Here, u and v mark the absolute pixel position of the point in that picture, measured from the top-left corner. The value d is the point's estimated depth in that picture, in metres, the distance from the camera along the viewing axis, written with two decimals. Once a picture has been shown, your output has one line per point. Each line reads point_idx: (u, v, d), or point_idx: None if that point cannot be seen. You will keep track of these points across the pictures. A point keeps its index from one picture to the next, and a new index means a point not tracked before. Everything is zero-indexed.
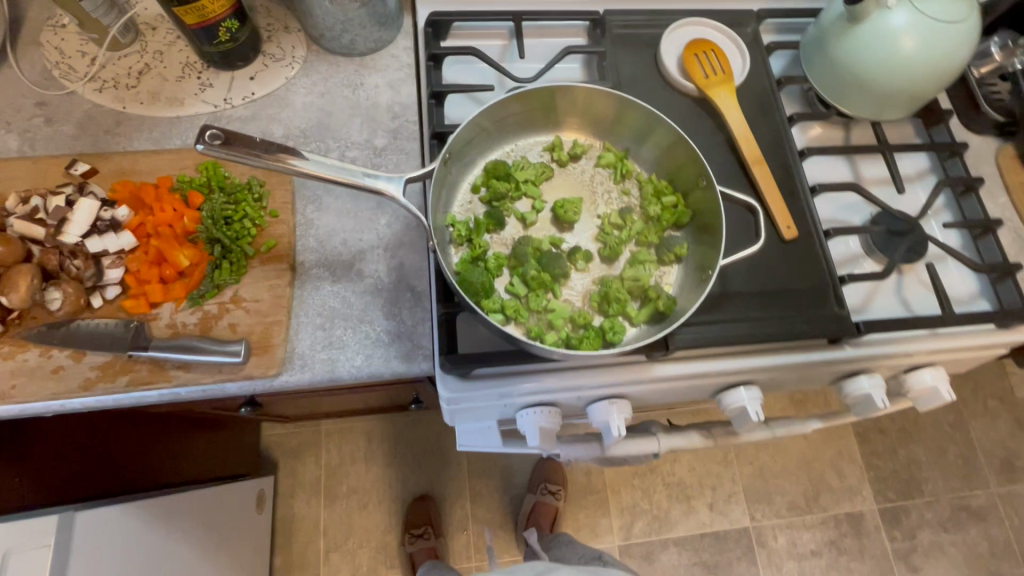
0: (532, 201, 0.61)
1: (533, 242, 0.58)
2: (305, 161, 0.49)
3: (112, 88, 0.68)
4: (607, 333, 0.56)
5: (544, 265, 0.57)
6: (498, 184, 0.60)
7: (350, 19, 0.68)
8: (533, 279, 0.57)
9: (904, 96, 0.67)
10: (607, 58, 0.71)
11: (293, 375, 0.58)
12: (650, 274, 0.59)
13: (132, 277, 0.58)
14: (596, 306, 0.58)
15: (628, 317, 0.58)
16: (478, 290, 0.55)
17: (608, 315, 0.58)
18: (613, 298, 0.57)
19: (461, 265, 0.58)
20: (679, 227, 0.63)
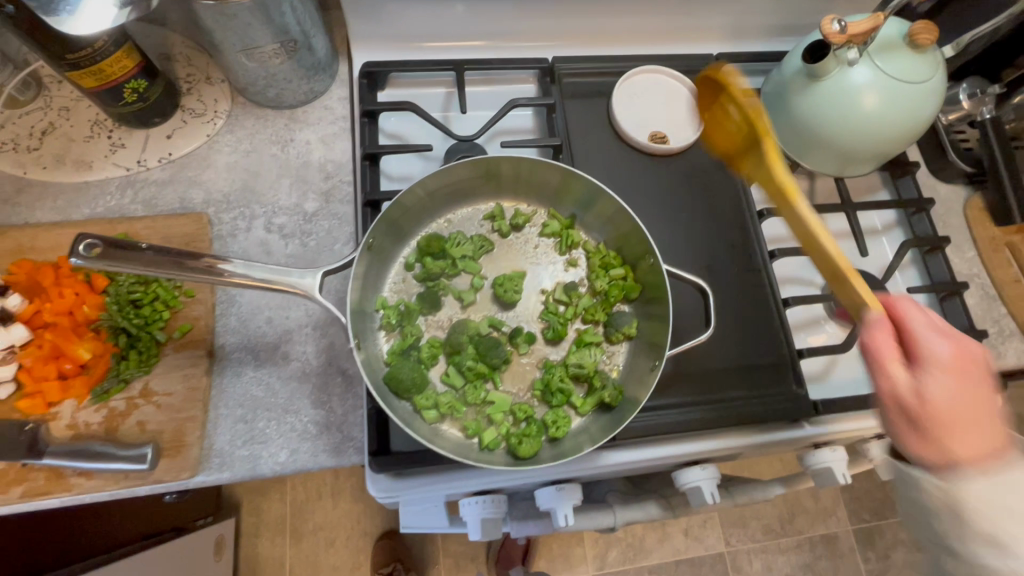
0: (471, 276, 0.57)
1: (468, 328, 0.54)
2: (233, 266, 0.46)
3: (12, 151, 0.62)
4: (550, 427, 0.52)
5: (481, 356, 0.53)
6: (432, 263, 0.56)
7: (274, 74, 0.62)
8: (470, 371, 0.53)
9: (865, 154, 0.63)
10: (556, 110, 0.67)
11: (211, 476, 0.53)
12: (597, 358, 0.55)
13: (27, 374, 0.53)
14: (539, 397, 0.53)
15: (574, 406, 0.54)
16: (408, 388, 0.51)
17: (552, 405, 0.53)
18: (557, 389, 0.53)
19: (392, 357, 0.54)
20: (629, 301, 0.59)
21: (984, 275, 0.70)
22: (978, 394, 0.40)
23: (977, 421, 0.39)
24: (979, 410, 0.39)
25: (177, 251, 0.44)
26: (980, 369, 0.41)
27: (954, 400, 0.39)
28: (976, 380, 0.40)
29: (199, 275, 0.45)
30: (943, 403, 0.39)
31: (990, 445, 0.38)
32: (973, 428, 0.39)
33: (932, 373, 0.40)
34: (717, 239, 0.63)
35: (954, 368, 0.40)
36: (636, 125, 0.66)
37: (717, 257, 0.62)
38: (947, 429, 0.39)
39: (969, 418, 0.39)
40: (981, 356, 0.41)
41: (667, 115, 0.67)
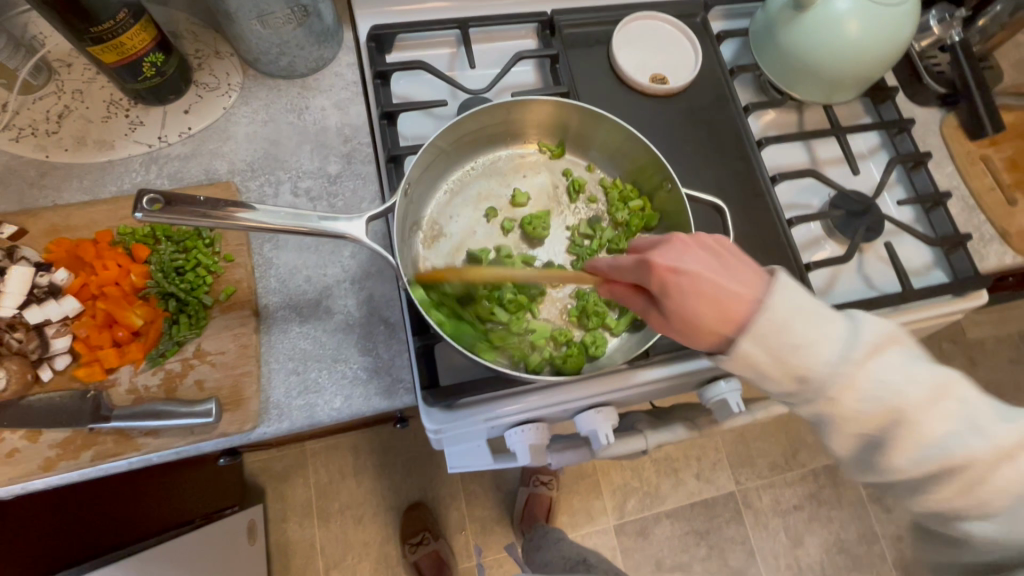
0: (500, 220, 0.61)
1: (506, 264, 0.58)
2: (254, 214, 0.47)
3: (31, 136, 0.62)
4: (590, 346, 0.58)
5: (519, 288, 0.58)
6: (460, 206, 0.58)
7: (286, 42, 0.63)
8: (511, 303, 0.57)
9: (851, 79, 0.68)
10: (560, 60, 0.69)
11: (272, 426, 0.56)
12: None
13: (83, 344, 0.55)
14: (575, 322, 0.59)
15: (608, 327, 0.60)
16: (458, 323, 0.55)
17: (588, 328, 0.59)
18: (593, 313, 0.58)
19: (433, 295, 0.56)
20: (649, 230, 0.63)
21: (963, 187, 0.75)
22: (704, 282, 0.42)
23: (726, 305, 0.42)
24: (721, 300, 0.42)
25: (204, 200, 0.45)
26: (690, 263, 0.43)
27: (715, 290, 0.42)
28: (690, 281, 0.43)
29: (223, 221, 0.46)
30: (690, 307, 0.43)
31: (736, 303, 0.42)
32: (725, 316, 0.42)
33: (664, 295, 0.44)
34: (722, 168, 0.67)
35: (664, 286, 0.43)
36: (637, 69, 0.70)
37: (724, 184, 0.66)
38: (697, 332, 0.43)
39: (716, 308, 0.42)
40: (662, 271, 0.43)
41: (664, 58, 0.71)
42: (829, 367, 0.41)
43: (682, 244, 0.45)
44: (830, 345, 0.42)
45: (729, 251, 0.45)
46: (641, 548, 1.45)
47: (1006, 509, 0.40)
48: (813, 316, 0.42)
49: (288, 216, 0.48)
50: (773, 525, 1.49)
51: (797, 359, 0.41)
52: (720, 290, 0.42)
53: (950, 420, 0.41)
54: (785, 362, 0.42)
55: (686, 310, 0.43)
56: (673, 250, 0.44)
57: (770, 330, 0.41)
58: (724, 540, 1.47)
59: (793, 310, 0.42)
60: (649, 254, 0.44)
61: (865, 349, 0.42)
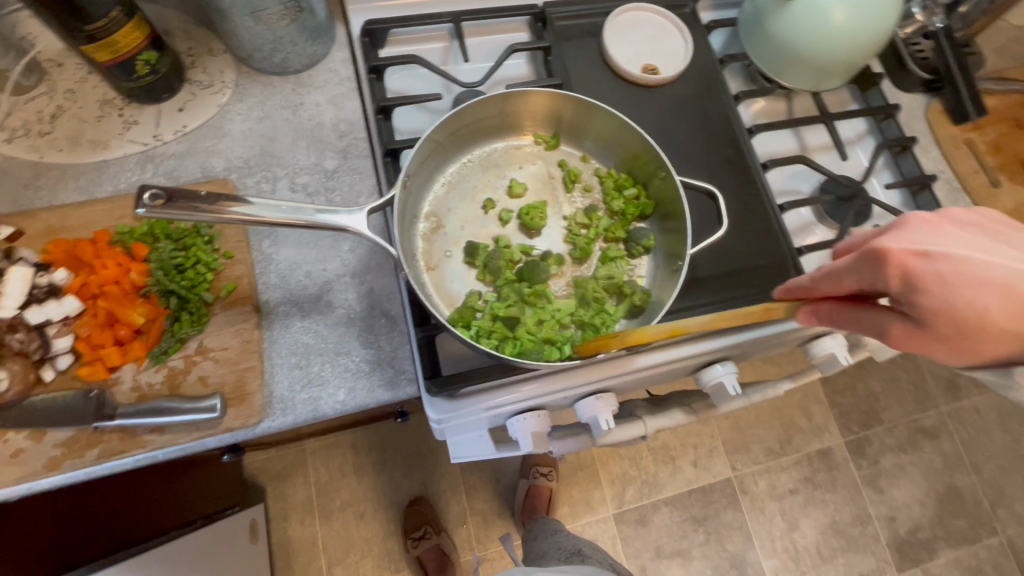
0: (498, 211, 0.62)
1: (506, 257, 0.59)
2: (247, 206, 0.46)
3: (24, 137, 0.62)
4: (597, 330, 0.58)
5: (522, 277, 0.58)
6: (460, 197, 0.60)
7: (280, 38, 0.63)
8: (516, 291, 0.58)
9: (838, 66, 0.69)
10: (553, 53, 0.70)
11: (276, 420, 0.56)
12: (623, 270, 0.61)
13: (85, 343, 0.55)
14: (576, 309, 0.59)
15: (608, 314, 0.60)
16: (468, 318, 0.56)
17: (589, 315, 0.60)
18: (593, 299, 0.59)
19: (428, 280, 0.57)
20: (645, 218, 0.64)
21: (949, 170, 0.77)
22: (972, 266, 0.37)
23: (1014, 290, 0.37)
24: (991, 287, 0.37)
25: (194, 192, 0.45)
26: (942, 245, 0.38)
27: (991, 278, 0.37)
28: (947, 266, 0.37)
29: (216, 215, 0.46)
30: (956, 304, 0.37)
31: (1014, 284, 0.37)
32: (1019, 302, 0.37)
33: (909, 291, 0.39)
34: (714, 156, 0.68)
35: (919, 279, 0.38)
36: (628, 60, 0.71)
37: (716, 172, 0.67)
38: (987, 327, 0.37)
39: (998, 292, 0.37)
40: (914, 261, 0.38)
41: (655, 48, 0.72)
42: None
43: (914, 229, 0.40)
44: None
45: (981, 228, 0.40)
46: (640, 536, 1.47)
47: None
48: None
49: (281, 209, 0.48)
50: (770, 510, 1.52)
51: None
52: (991, 278, 0.37)
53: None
54: None
55: (954, 312, 0.38)
56: (912, 237, 0.39)
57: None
58: (722, 526, 1.49)
59: None
60: (881, 242, 0.39)
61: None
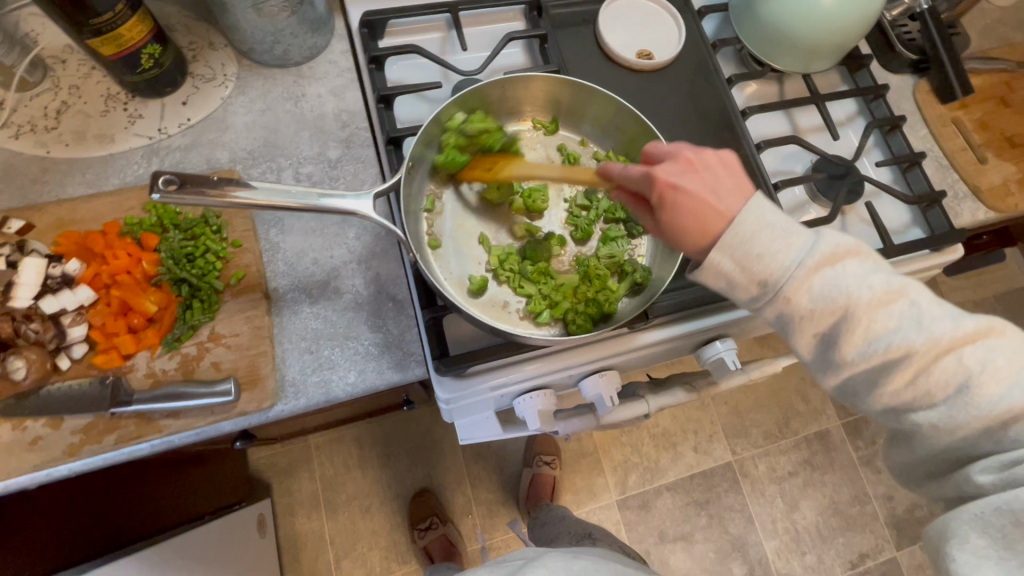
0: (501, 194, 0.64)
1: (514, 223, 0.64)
2: (255, 191, 0.48)
3: (30, 133, 0.63)
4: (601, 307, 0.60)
5: (534, 256, 0.61)
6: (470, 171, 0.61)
7: (281, 30, 0.64)
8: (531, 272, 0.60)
9: (828, 47, 0.71)
10: (548, 40, 0.71)
11: (289, 403, 0.57)
12: (624, 249, 0.63)
13: (99, 331, 0.56)
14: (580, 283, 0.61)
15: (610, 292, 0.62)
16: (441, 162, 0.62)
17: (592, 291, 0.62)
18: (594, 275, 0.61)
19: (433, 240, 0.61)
20: None
21: (937, 148, 0.79)
22: (697, 196, 0.47)
23: (711, 218, 0.46)
24: (697, 212, 0.47)
25: (201, 176, 0.46)
26: (691, 178, 0.48)
27: (695, 206, 0.47)
28: (679, 194, 0.47)
29: (226, 200, 0.47)
30: (675, 219, 0.48)
31: (713, 219, 0.46)
32: (708, 225, 0.47)
33: (657, 205, 0.49)
34: (709, 138, 0.70)
35: (661, 196, 0.48)
36: (623, 45, 0.72)
37: None
38: (679, 241, 0.48)
39: (698, 218, 0.47)
40: (662, 180, 0.48)
41: (649, 33, 0.73)
42: (786, 271, 0.44)
43: (686, 164, 0.48)
44: (786, 252, 0.45)
45: (730, 173, 0.48)
46: (644, 521, 1.48)
47: (947, 398, 0.43)
48: (758, 234, 0.45)
49: (285, 193, 0.49)
50: (770, 492, 1.54)
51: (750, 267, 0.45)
52: (697, 207, 0.47)
53: (897, 320, 0.44)
54: (745, 270, 0.46)
55: (671, 225, 0.48)
56: (676, 166, 0.48)
57: (734, 246, 0.45)
58: (724, 509, 1.51)
59: (754, 229, 0.45)
60: (656, 167, 0.49)
61: (820, 259, 0.45)
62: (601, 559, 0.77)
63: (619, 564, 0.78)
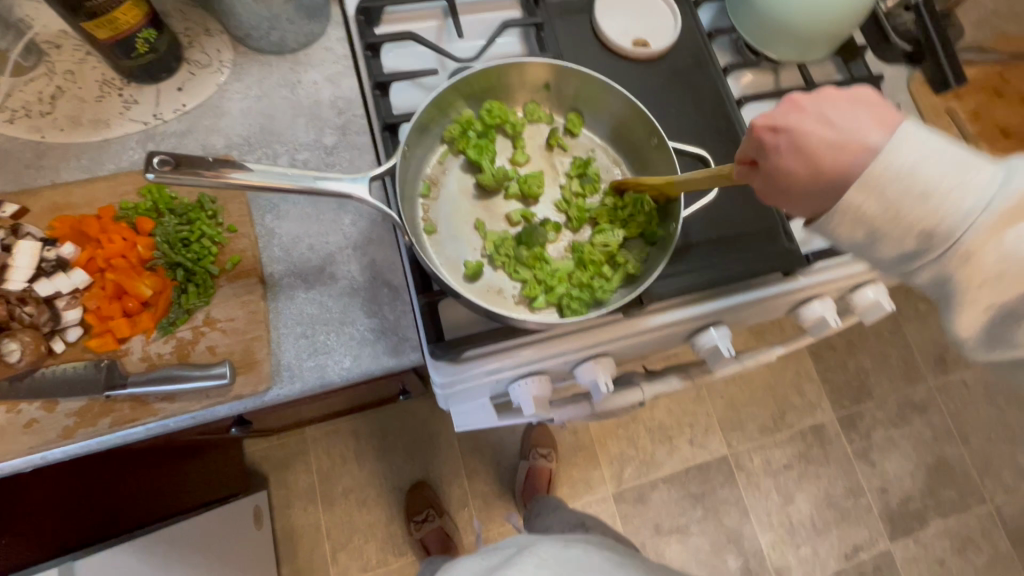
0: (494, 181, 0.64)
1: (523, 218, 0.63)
2: (248, 173, 0.48)
3: (25, 118, 0.63)
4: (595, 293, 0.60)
5: (528, 242, 0.60)
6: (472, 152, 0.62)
7: (277, 16, 0.64)
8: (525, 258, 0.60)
9: (824, 36, 0.71)
10: (545, 28, 0.71)
11: (284, 387, 0.57)
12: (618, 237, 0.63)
13: (94, 315, 0.56)
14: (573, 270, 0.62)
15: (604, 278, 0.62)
16: (456, 140, 0.64)
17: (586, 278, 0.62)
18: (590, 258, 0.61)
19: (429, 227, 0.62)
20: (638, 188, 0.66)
21: None
22: (825, 126, 0.43)
23: (831, 159, 0.43)
24: (814, 155, 0.43)
25: (195, 156, 0.47)
26: (804, 119, 0.44)
27: (809, 150, 0.43)
28: (804, 126, 0.44)
29: (220, 181, 0.47)
30: (784, 169, 0.45)
31: (851, 145, 0.42)
32: (826, 170, 0.43)
33: (763, 154, 0.46)
34: (704, 126, 0.70)
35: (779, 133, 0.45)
36: (620, 33, 0.72)
37: (706, 141, 0.69)
38: (821, 179, 0.43)
39: (834, 148, 0.42)
40: (774, 122, 0.45)
41: (645, 22, 0.73)
42: (966, 218, 0.40)
43: (795, 105, 0.45)
44: (964, 194, 0.40)
45: (861, 102, 0.44)
46: (639, 514, 1.49)
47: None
48: (932, 172, 0.40)
49: (279, 175, 0.49)
50: (765, 485, 1.55)
51: (914, 213, 0.41)
52: (819, 150, 0.43)
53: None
54: (894, 212, 0.41)
55: (785, 172, 0.45)
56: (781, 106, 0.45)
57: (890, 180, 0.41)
58: (719, 502, 1.52)
59: (909, 163, 0.40)
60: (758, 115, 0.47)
61: (1012, 207, 0.39)
62: (595, 547, 0.78)
63: (613, 551, 0.78)
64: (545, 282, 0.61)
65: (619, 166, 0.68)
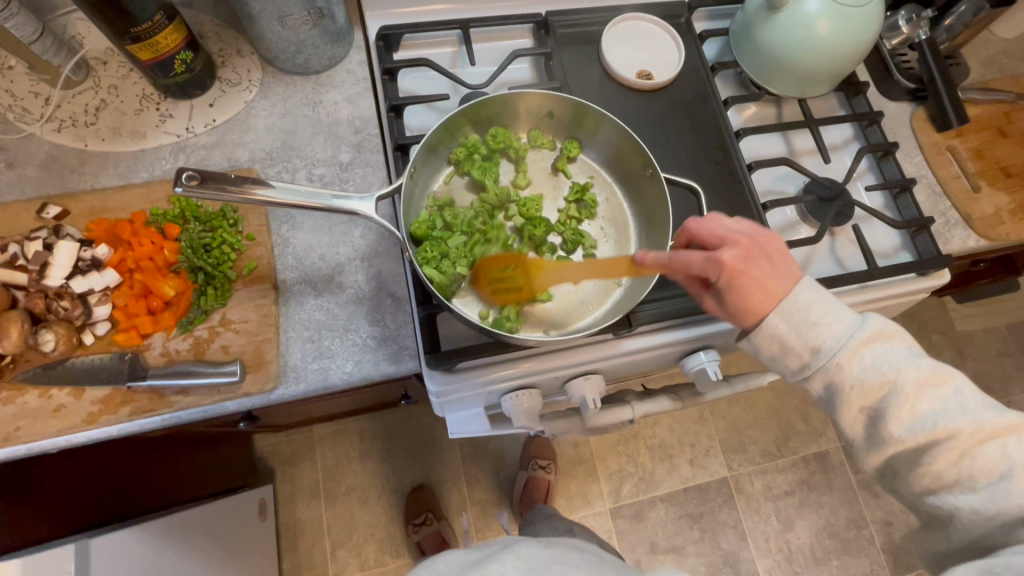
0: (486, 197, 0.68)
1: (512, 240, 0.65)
2: (271, 190, 0.52)
3: (71, 127, 0.69)
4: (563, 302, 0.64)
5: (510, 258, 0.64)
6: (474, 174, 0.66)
7: (303, 41, 0.69)
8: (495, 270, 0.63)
9: (822, 75, 0.74)
10: (553, 58, 0.75)
11: (289, 387, 0.61)
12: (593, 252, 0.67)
13: (120, 312, 0.61)
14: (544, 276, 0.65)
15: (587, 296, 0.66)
16: (461, 163, 0.68)
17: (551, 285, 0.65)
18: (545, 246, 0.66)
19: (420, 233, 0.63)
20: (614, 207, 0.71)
21: (931, 175, 0.80)
22: (761, 277, 0.51)
23: (774, 300, 0.51)
24: (764, 297, 0.51)
25: (221, 172, 0.51)
26: (751, 265, 0.52)
27: (759, 288, 0.51)
28: (747, 279, 0.51)
29: (242, 197, 0.51)
30: (741, 302, 0.52)
31: (775, 300, 0.51)
32: (770, 308, 0.51)
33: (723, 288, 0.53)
34: (701, 155, 0.73)
35: (728, 279, 0.52)
36: (625, 65, 0.76)
37: (703, 171, 0.72)
38: (738, 318, 0.53)
39: (766, 295, 0.51)
40: (727, 263, 0.51)
41: (651, 54, 0.77)
42: (836, 339, 0.48)
43: (746, 247, 0.52)
44: (837, 322, 0.49)
45: (781, 252, 0.53)
46: (636, 531, 1.49)
47: (991, 486, 0.44)
48: (795, 319, 0.50)
49: (296, 193, 0.53)
50: (764, 510, 1.54)
51: (785, 345, 0.50)
52: (773, 293, 0.51)
53: (943, 402, 0.46)
54: (796, 332, 0.50)
55: (740, 305, 0.52)
56: (740, 251, 0.52)
57: (791, 310, 0.50)
58: (717, 524, 1.52)
59: (796, 303, 0.50)
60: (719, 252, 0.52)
61: (869, 333, 0.48)
62: (577, 550, 0.79)
63: (595, 555, 0.79)
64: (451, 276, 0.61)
65: (615, 192, 0.71)
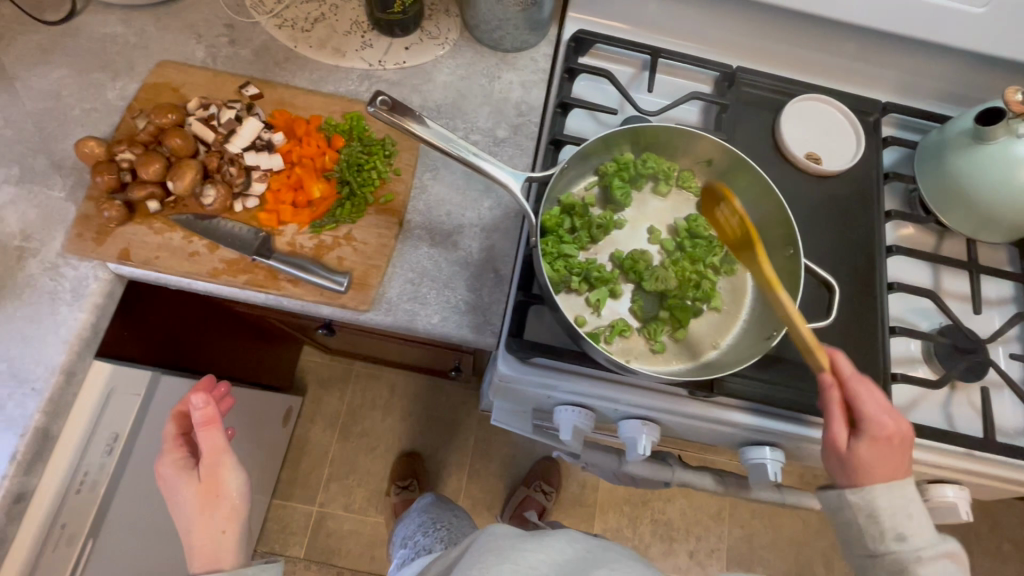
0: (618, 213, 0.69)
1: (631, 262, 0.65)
2: (421, 126, 0.56)
3: (289, 28, 0.77)
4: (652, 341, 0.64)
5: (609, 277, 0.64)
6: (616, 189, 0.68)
7: (508, 20, 0.74)
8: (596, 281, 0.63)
9: (1004, 222, 0.68)
10: (727, 111, 0.75)
11: (378, 315, 0.65)
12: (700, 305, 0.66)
13: (272, 195, 0.68)
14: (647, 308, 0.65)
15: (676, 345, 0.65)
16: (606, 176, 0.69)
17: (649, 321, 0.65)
18: (681, 278, 0.65)
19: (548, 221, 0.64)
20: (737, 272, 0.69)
21: None
22: (893, 452, 0.54)
23: (887, 474, 0.54)
24: (884, 465, 0.54)
25: (396, 99, 0.56)
26: (896, 437, 0.54)
27: (885, 456, 0.53)
28: (888, 446, 0.53)
29: (396, 123, 0.55)
30: (865, 455, 0.54)
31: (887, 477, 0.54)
32: (880, 473, 0.54)
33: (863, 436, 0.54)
34: (844, 256, 0.70)
35: (875, 435, 0.53)
36: (798, 142, 0.74)
37: (840, 271, 0.69)
38: (851, 462, 0.54)
39: (884, 463, 0.54)
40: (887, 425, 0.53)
41: (827, 141, 0.75)
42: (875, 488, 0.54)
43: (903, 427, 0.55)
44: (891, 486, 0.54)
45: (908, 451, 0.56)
46: None
47: None
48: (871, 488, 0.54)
49: (441, 138, 0.57)
50: None
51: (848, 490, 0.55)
52: (891, 468, 0.54)
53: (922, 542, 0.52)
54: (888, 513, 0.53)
55: (858, 456, 0.54)
56: (899, 425, 0.54)
57: (894, 493, 0.53)
58: None
59: (898, 494, 0.53)
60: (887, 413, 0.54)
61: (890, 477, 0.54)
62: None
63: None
64: (561, 273, 0.63)
65: None
